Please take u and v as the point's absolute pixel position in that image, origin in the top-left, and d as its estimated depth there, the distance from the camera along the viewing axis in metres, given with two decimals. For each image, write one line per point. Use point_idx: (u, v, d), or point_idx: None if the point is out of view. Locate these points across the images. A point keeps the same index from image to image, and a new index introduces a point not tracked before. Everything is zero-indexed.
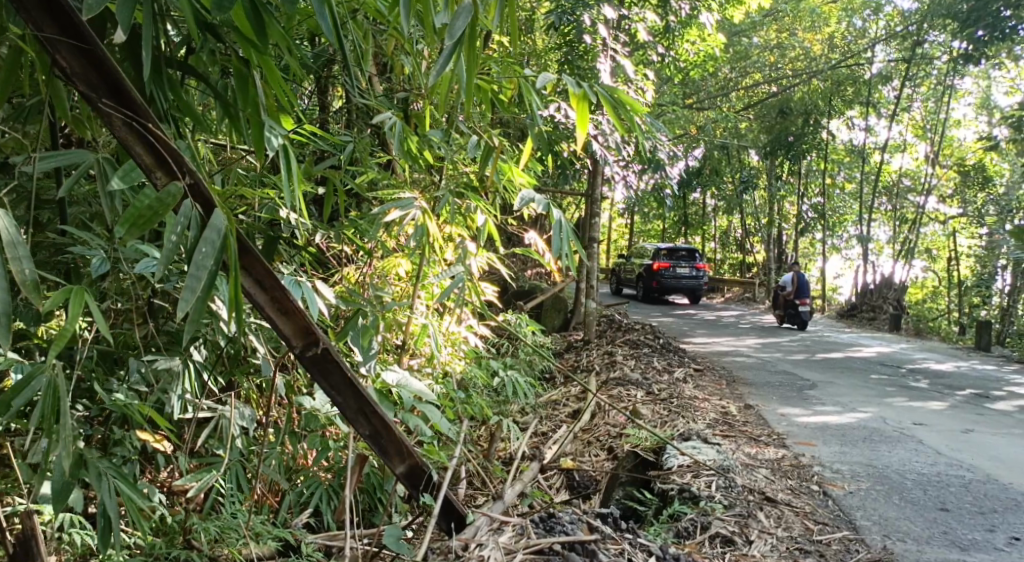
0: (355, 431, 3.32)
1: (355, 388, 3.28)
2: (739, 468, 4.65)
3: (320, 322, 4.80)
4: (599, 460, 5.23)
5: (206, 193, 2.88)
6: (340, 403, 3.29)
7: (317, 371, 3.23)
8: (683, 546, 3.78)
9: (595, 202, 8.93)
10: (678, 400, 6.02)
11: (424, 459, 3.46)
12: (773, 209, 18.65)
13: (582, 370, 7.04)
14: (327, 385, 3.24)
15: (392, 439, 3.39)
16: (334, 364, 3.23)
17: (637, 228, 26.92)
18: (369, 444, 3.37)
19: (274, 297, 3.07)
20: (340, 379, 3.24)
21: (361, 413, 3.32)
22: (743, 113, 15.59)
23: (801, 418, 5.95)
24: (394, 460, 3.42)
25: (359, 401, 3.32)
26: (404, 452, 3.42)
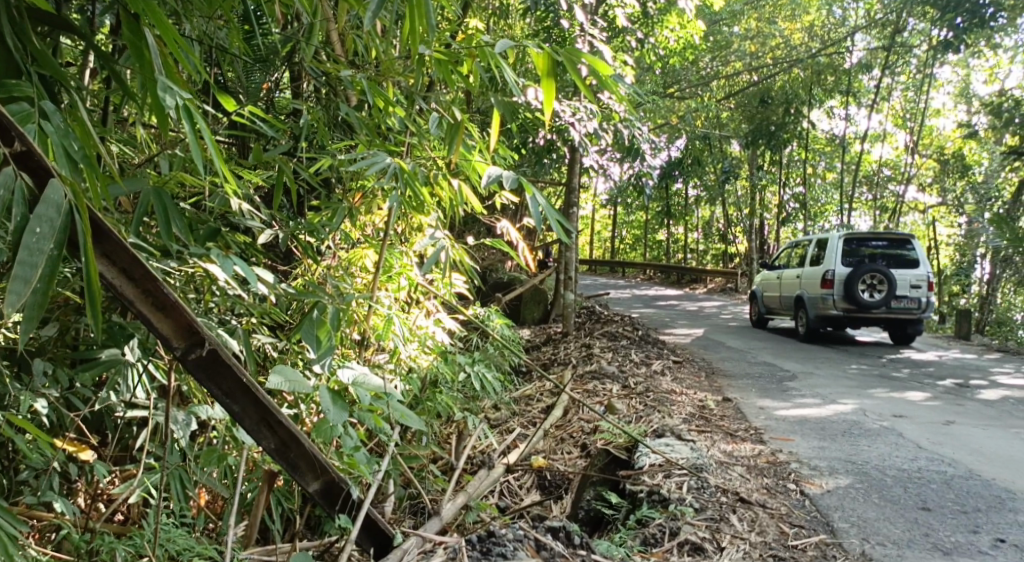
0: (261, 444, 3.19)
1: (253, 396, 3.12)
2: (713, 467, 4.47)
3: (277, 318, 4.60)
4: (571, 458, 5.04)
5: (37, 161, 2.66)
6: (237, 412, 3.13)
7: (207, 377, 3.06)
8: (648, 555, 3.60)
9: (572, 191, 8.72)
10: (653, 394, 5.83)
11: (338, 474, 3.37)
12: (756, 198, 18.49)
13: (557, 364, 6.85)
14: (221, 393, 3.08)
15: (300, 451, 3.26)
16: (226, 370, 3.07)
17: (619, 220, 26.72)
18: (276, 458, 3.24)
19: (148, 292, 2.89)
20: (235, 387, 3.09)
21: (264, 424, 3.18)
22: (724, 102, 15.43)
23: (781, 411, 5.77)
24: (304, 474, 3.32)
25: (259, 411, 3.17)
26: (313, 466, 3.32)
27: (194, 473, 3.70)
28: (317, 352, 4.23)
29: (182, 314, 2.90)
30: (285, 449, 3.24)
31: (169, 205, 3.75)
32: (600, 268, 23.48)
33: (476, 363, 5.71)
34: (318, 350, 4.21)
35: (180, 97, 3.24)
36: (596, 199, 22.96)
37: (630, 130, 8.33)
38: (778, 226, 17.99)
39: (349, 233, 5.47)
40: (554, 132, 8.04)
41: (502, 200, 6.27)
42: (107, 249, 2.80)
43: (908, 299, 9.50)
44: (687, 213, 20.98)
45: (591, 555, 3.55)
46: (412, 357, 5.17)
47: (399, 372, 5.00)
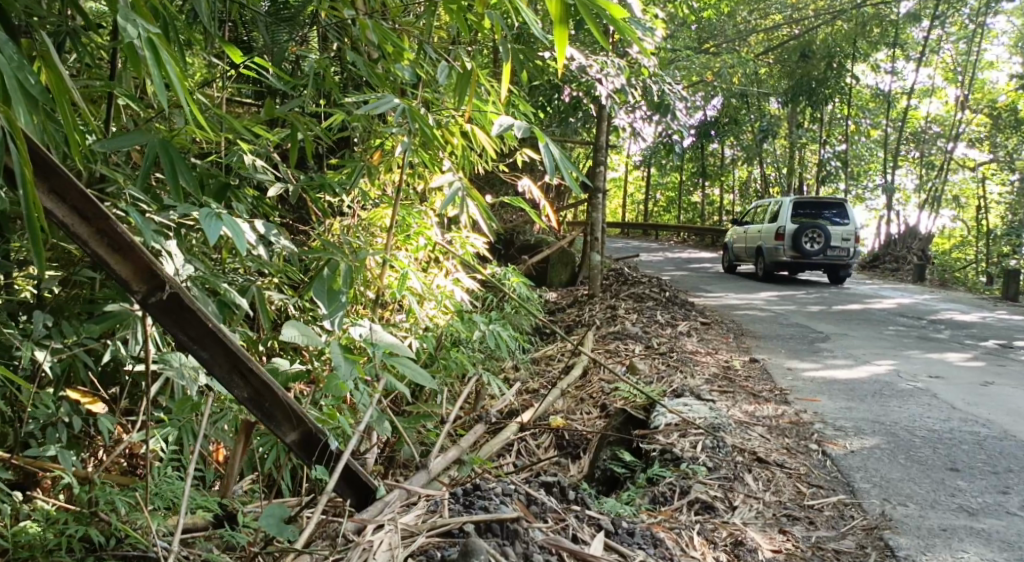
0: (234, 394, 2.98)
1: (222, 342, 2.93)
2: (732, 427, 4.35)
3: (291, 278, 4.55)
4: (590, 419, 4.94)
5: None
6: (207, 359, 2.93)
7: (171, 323, 2.86)
8: (656, 514, 3.53)
9: (601, 149, 8.54)
10: (676, 354, 5.70)
11: (317, 425, 3.17)
12: (795, 158, 18.12)
13: (581, 325, 6.73)
14: (188, 340, 2.88)
15: (276, 401, 3.06)
16: (189, 314, 2.87)
17: (655, 182, 26.44)
18: (251, 409, 3.03)
19: (100, 229, 2.72)
20: (201, 332, 2.89)
21: (236, 372, 2.97)
22: (763, 58, 15.06)
23: (809, 372, 5.60)
24: (283, 427, 3.11)
25: (230, 358, 2.97)
26: (291, 418, 3.11)
27: (201, 431, 3.66)
28: (328, 311, 4.13)
29: (139, 250, 2.74)
30: (261, 400, 3.03)
31: (174, 155, 3.61)
32: (635, 230, 23.22)
33: (494, 323, 5.60)
34: (330, 307, 4.14)
35: (143, 29, 2.93)
36: (632, 160, 22.68)
37: (661, 86, 8.12)
38: (818, 186, 17.62)
39: (366, 191, 5.37)
40: (582, 88, 7.86)
41: (524, 156, 6.12)
42: (57, 183, 2.64)
43: (840, 249, 11.80)
44: (724, 174, 20.64)
45: (585, 512, 3.45)
46: (428, 316, 5.08)
47: (414, 331, 4.91)
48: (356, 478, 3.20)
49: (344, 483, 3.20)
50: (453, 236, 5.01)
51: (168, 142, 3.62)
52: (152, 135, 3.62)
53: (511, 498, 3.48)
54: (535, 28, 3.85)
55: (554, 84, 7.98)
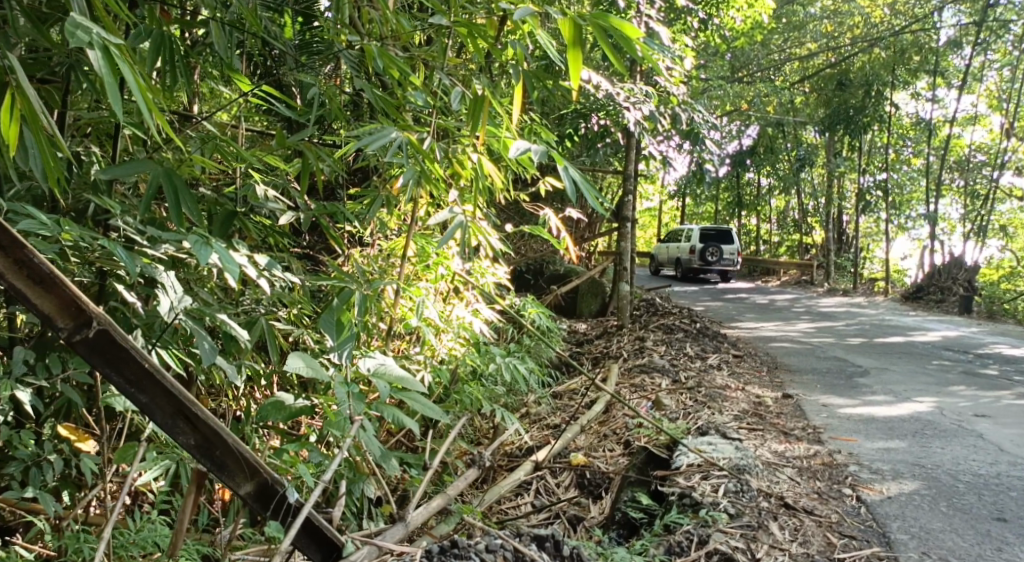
0: (178, 441, 2.94)
1: (161, 384, 2.90)
2: (759, 468, 4.13)
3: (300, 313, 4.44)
4: (612, 456, 4.73)
5: None
6: (146, 403, 2.89)
7: (104, 363, 2.84)
8: None
9: (630, 178, 8.34)
10: (705, 389, 5.44)
11: (273, 476, 3.09)
12: (834, 187, 17.73)
13: (607, 357, 6.49)
14: (124, 381, 2.86)
15: (225, 448, 3.00)
16: (124, 354, 2.85)
17: (690, 212, 26.11)
18: (198, 457, 2.97)
19: (20, 262, 2.71)
20: (138, 372, 2.86)
21: (179, 416, 2.93)
22: (799, 85, 14.79)
23: (845, 409, 5.33)
24: (237, 477, 3.03)
25: (172, 402, 2.93)
26: (243, 465, 3.04)
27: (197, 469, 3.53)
28: (335, 344, 3.98)
29: (62, 285, 2.71)
30: (209, 446, 2.98)
31: (178, 185, 3.50)
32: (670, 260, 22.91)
33: (513, 355, 5.41)
34: (337, 339, 3.96)
35: (95, 34, 2.84)
36: (668, 189, 22.42)
37: (689, 114, 7.88)
38: (858, 215, 17.21)
39: (384, 220, 5.22)
40: (609, 115, 7.65)
41: (547, 184, 5.93)
42: None
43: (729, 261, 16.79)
44: (760, 204, 20.28)
45: None
46: (445, 348, 4.88)
47: (427, 364, 4.72)
48: (312, 527, 3.10)
49: (300, 535, 3.11)
50: (471, 260, 4.82)
51: (171, 172, 3.51)
52: (153, 163, 3.50)
53: (521, 544, 3.30)
54: (551, 56, 3.69)
55: (580, 111, 7.77)
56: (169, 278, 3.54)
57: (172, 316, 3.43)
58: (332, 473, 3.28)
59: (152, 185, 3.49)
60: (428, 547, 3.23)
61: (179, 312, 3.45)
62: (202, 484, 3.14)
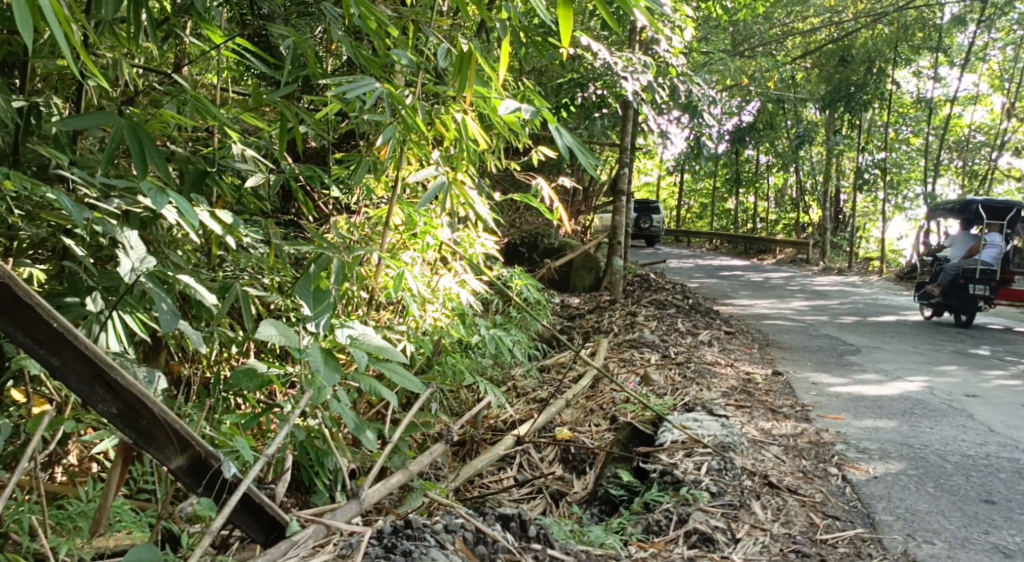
0: (98, 410, 2.83)
1: (76, 347, 2.76)
2: (745, 447, 4.06)
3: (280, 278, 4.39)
4: (598, 431, 4.68)
5: None
6: (59, 365, 2.76)
7: (11, 323, 2.69)
8: (648, 545, 3.31)
9: (626, 150, 8.22)
10: (694, 365, 5.37)
11: (204, 447, 3.02)
12: (833, 165, 17.59)
13: (597, 331, 6.42)
14: (33, 343, 2.72)
15: (151, 417, 2.91)
16: (32, 313, 2.71)
17: (689, 187, 25.95)
18: (120, 426, 2.88)
19: None
20: (49, 334, 2.72)
21: (98, 382, 2.82)
22: (802, 61, 14.63)
23: (836, 387, 5.26)
24: (166, 448, 2.96)
25: (88, 366, 2.81)
26: (172, 436, 2.96)
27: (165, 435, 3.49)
28: (313, 314, 3.92)
29: None
30: (132, 415, 2.89)
31: (143, 139, 3.44)
32: (666, 237, 22.77)
33: (499, 327, 5.34)
34: (314, 308, 3.91)
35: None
36: (666, 164, 22.27)
37: (688, 86, 7.73)
38: (857, 194, 17.08)
39: (370, 187, 5.12)
40: (606, 86, 7.51)
41: (539, 154, 5.82)
42: None
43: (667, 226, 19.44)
44: (759, 181, 20.12)
45: (546, 548, 3.16)
46: (429, 319, 4.80)
47: (409, 335, 4.63)
48: (252, 505, 3.03)
49: (241, 510, 3.03)
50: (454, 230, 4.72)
51: (136, 125, 3.46)
52: (117, 116, 3.45)
53: (482, 523, 3.21)
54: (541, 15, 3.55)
55: (577, 81, 7.63)
56: (132, 239, 3.52)
57: (134, 275, 3.43)
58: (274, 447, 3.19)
59: (115, 139, 3.45)
60: (378, 527, 3.07)
61: (140, 271, 3.45)
62: (128, 459, 3.39)
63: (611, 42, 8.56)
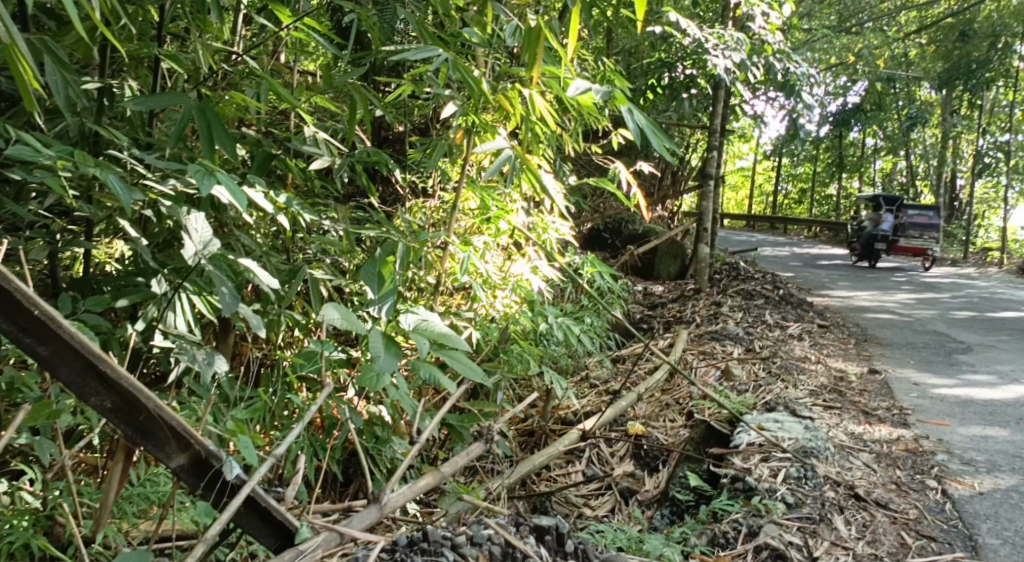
0: (89, 404, 2.70)
1: (64, 338, 2.64)
2: (831, 452, 3.73)
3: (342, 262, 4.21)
4: (672, 428, 4.39)
5: None
6: (47, 357, 2.63)
7: None
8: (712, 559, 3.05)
9: (719, 132, 7.80)
10: (780, 360, 5.01)
11: (204, 446, 2.89)
12: (947, 150, 16.67)
13: (680, 322, 6.07)
14: (18, 332, 2.58)
15: (148, 413, 2.78)
16: (16, 301, 2.58)
17: (790, 174, 25.09)
18: (114, 421, 2.75)
19: None
20: (35, 322, 2.59)
21: (90, 375, 2.69)
22: (915, 37, 13.83)
23: (939, 389, 4.83)
24: (165, 446, 2.84)
25: (78, 359, 2.68)
26: (169, 433, 2.83)
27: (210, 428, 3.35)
28: (376, 298, 3.71)
29: None
30: (128, 410, 2.76)
31: (211, 119, 3.46)
32: (763, 223, 22.01)
33: (572, 316, 5.07)
34: (378, 291, 3.72)
35: None
36: (766, 148, 21.51)
37: (785, 64, 7.28)
38: (973, 181, 16.14)
39: (443, 169, 4.90)
40: (696, 65, 7.12)
41: (620, 135, 5.50)
42: None
43: None
44: (864, 166, 19.23)
45: None
46: (496, 306, 4.55)
47: (475, 322, 4.40)
48: (259, 508, 2.89)
49: (249, 514, 2.89)
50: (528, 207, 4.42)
51: (204, 107, 3.49)
52: (186, 97, 3.46)
53: (518, 530, 2.97)
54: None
55: (664, 60, 7.27)
56: (194, 221, 3.31)
57: (196, 259, 3.24)
58: (284, 446, 2.97)
59: (184, 120, 3.45)
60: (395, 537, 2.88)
61: (203, 255, 3.26)
62: (130, 455, 3.06)
63: (705, 19, 8.16)
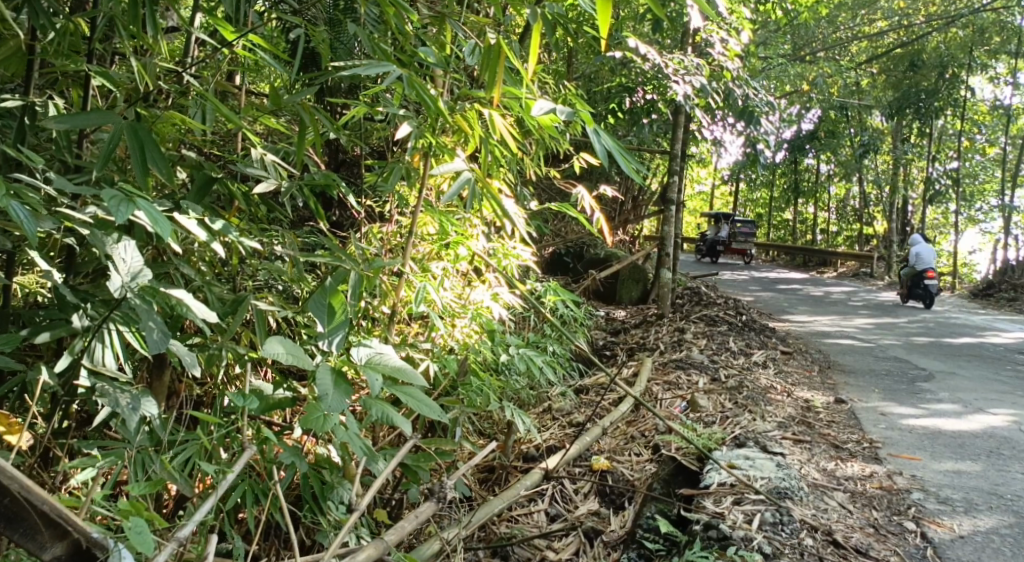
0: None
1: None
2: (805, 493, 3.62)
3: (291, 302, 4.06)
4: (638, 462, 4.24)
5: None
6: None
7: None
8: None
9: (679, 157, 7.69)
10: (746, 390, 4.89)
11: (83, 534, 2.68)
12: (900, 175, 16.78)
13: (643, 349, 5.94)
14: None
15: (13, 496, 2.60)
16: None
17: (745, 197, 25.18)
18: None
19: None
20: None
21: None
22: (868, 64, 13.88)
23: (908, 419, 4.73)
24: (36, 534, 2.63)
25: None
26: (42, 520, 2.64)
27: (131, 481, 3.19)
28: (325, 332, 3.53)
29: None
30: None
31: (143, 138, 3.31)
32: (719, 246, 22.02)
33: (533, 346, 4.91)
34: (328, 324, 3.56)
35: None
36: (723, 172, 21.54)
37: (745, 90, 7.19)
38: (926, 205, 16.27)
39: (401, 195, 4.73)
40: (656, 90, 7.00)
41: (581, 159, 5.36)
42: None
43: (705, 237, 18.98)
44: (820, 191, 19.32)
45: None
46: (454, 336, 4.37)
47: (433, 353, 4.22)
48: None
49: None
50: (488, 231, 4.27)
51: (136, 125, 3.35)
52: (116, 116, 3.34)
53: None
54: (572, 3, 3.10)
55: (624, 84, 7.12)
56: (123, 252, 3.21)
57: (123, 292, 3.17)
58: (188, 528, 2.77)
59: (115, 139, 3.32)
60: None
61: (130, 288, 3.18)
62: None
63: (664, 45, 8.10)
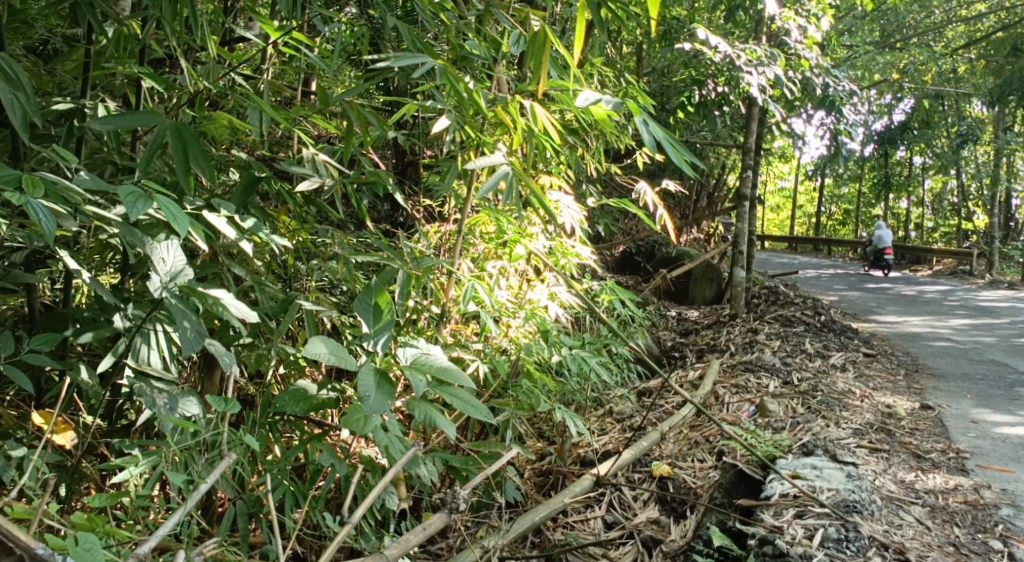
0: None
1: None
2: (877, 507, 3.38)
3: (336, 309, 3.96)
4: (701, 469, 4.01)
5: None
6: None
7: None
8: None
9: (755, 153, 7.34)
10: (821, 394, 4.59)
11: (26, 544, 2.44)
12: (1003, 169, 15.93)
13: (712, 351, 5.67)
14: None
15: None
16: None
17: (836, 194, 24.36)
18: None
19: None
20: None
21: None
22: (965, 52, 13.15)
23: (1001, 426, 4.37)
24: None
25: None
26: None
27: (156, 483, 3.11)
28: (372, 333, 3.37)
29: None
30: None
31: (187, 139, 3.20)
32: (807, 245, 21.35)
33: (592, 347, 4.71)
34: (373, 325, 3.36)
35: None
36: (810, 169, 20.84)
37: (825, 79, 6.82)
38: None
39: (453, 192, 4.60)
40: (729, 82, 6.68)
41: (644, 153, 5.11)
42: None
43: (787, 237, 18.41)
44: (914, 185, 18.50)
45: None
46: (507, 337, 4.19)
47: (483, 354, 4.06)
48: None
49: None
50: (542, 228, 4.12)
51: (180, 125, 3.23)
52: (160, 116, 3.22)
53: None
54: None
55: (695, 76, 6.81)
56: (161, 250, 3.12)
57: (162, 291, 3.10)
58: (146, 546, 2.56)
59: (158, 140, 3.21)
60: None
61: (170, 288, 3.10)
62: None
63: (739, 35, 7.76)
